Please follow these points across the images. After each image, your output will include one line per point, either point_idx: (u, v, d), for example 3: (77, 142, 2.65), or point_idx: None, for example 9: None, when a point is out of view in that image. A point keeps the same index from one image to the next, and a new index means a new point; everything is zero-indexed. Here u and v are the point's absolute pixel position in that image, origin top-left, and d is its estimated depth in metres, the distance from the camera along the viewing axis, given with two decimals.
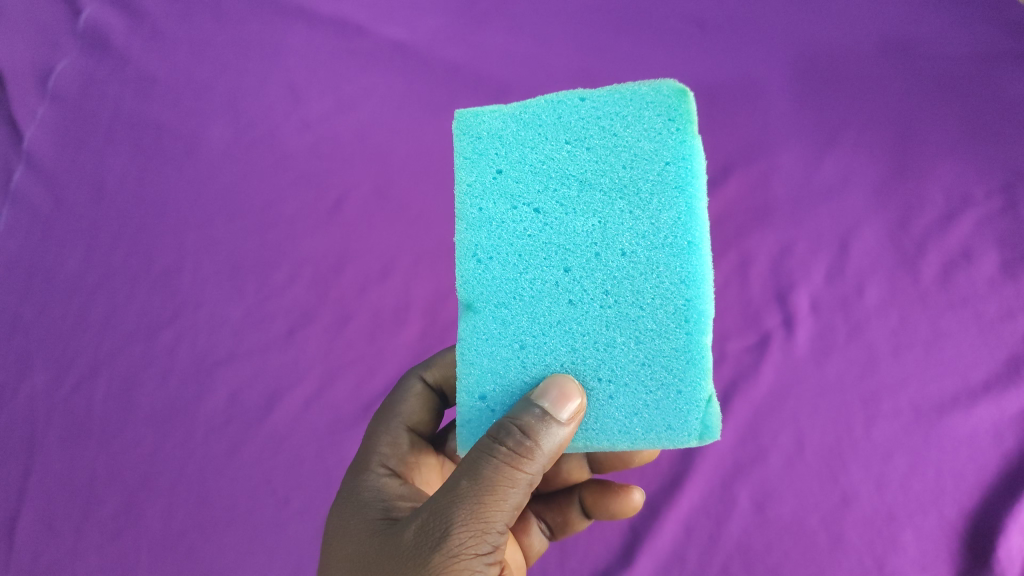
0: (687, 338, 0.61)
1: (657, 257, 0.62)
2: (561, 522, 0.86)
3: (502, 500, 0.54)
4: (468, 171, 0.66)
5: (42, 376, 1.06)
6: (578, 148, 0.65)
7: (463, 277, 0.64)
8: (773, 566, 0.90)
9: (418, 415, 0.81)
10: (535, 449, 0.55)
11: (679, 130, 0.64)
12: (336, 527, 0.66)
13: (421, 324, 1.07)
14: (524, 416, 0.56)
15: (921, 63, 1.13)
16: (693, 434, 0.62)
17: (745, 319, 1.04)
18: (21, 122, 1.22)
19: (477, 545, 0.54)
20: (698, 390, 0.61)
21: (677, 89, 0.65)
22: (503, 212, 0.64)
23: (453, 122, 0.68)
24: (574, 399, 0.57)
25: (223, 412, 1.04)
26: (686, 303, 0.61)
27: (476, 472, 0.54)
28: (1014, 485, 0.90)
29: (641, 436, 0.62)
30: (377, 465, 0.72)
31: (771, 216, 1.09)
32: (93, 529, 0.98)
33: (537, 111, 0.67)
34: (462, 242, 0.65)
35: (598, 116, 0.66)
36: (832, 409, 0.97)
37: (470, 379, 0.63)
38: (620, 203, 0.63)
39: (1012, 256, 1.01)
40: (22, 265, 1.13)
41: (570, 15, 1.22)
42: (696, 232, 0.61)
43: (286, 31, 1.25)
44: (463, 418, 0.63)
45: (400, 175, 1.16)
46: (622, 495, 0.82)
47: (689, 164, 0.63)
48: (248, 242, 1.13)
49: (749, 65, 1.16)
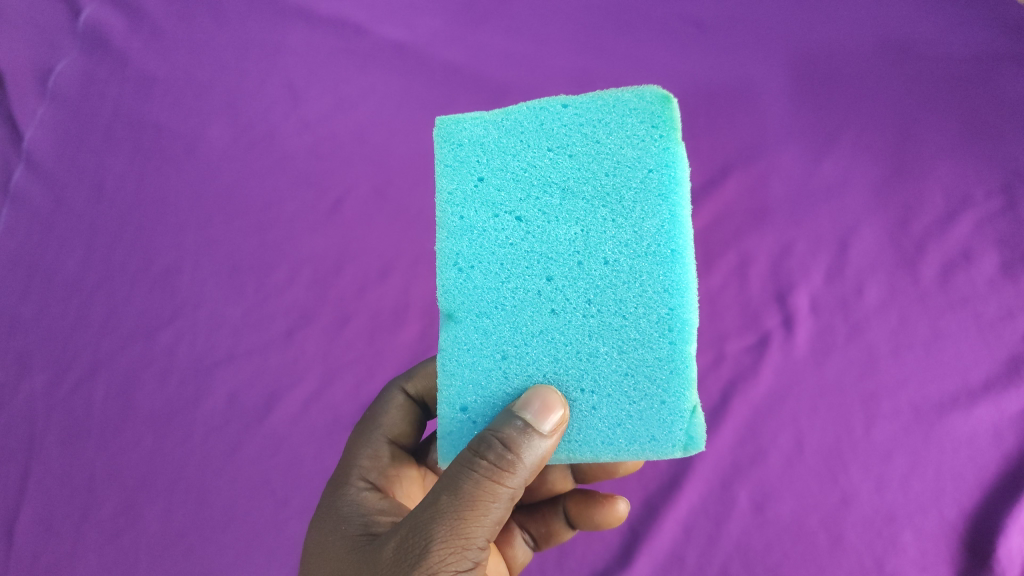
0: (671, 347, 0.61)
1: (641, 266, 0.62)
2: (545, 532, 0.86)
3: (483, 514, 0.54)
4: (449, 178, 0.66)
5: (42, 377, 1.06)
6: (560, 156, 0.65)
7: (444, 286, 0.64)
8: (773, 566, 0.90)
9: (398, 427, 0.81)
10: (516, 462, 0.55)
11: (663, 137, 0.64)
12: (316, 542, 0.66)
13: (420, 325, 1.08)
14: (506, 429, 0.56)
15: (920, 64, 1.13)
16: (677, 445, 0.62)
17: (744, 319, 1.04)
18: (21, 121, 1.22)
19: (458, 562, 0.53)
20: (682, 400, 0.61)
21: (660, 96, 0.65)
22: (484, 220, 0.64)
23: (435, 129, 0.68)
24: (556, 411, 0.57)
25: (223, 412, 1.04)
26: (670, 311, 0.61)
27: (456, 487, 0.54)
28: (1015, 485, 0.90)
29: (624, 447, 0.62)
30: (357, 479, 0.72)
31: (770, 216, 1.08)
32: (92, 530, 0.98)
33: (519, 118, 0.67)
34: (443, 250, 0.64)
35: (581, 123, 0.66)
36: (832, 409, 0.97)
37: (451, 391, 0.63)
38: (603, 210, 0.63)
39: (1012, 256, 1.01)
40: (22, 265, 1.13)
41: (570, 16, 1.22)
42: (679, 239, 0.62)
43: (285, 32, 1.25)
44: (444, 430, 0.63)
45: (399, 175, 1.16)
46: (606, 505, 0.82)
47: (672, 171, 0.63)
48: (247, 242, 1.13)
49: (748, 66, 1.16)
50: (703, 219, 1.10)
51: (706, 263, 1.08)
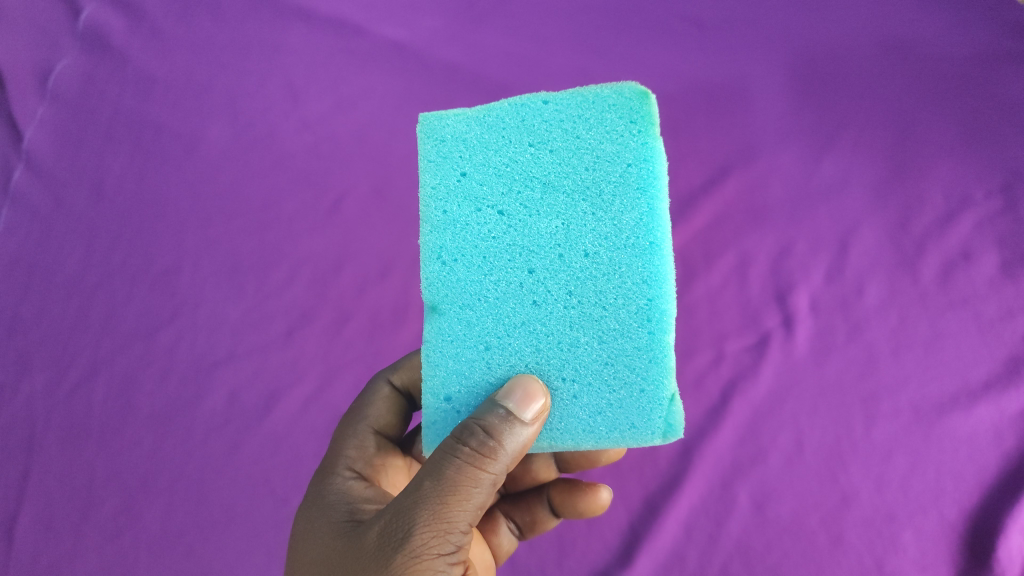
0: (650, 337, 0.61)
1: (620, 258, 0.62)
2: (530, 521, 0.86)
3: (465, 500, 0.54)
4: (432, 174, 0.66)
5: (42, 376, 1.06)
6: (541, 151, 0.65)
7: (428, 279, 0.64)
8: (773, 566, 0.90)
9: (385, 418, 0.81)
10: (498, 449, 0.55)
11: (641, 132, 0.64)
12: (302, 530, 0.66)
13: (419, 324, 1.07)
14: (488, 417, 0.56)
15: (919, 64, 1.13)
16: (656, 432, 0.62)
17: (744, 319, 1.04)
18: (21, 121, 1.22)
19: (440, 545, 0.53)
20: (661, 388, 0.61)
21: (639, 92, 0.65)
22: (467, 215, 0.64)
23: (418, 125, 0.68)
24: (538, 399, 0.58)
25: (223, 412, 1.04)
26: (649, 302, 0.61)
27: (439, 473, 0.54)
28: (1015, 485, 0.90)
29: (605, 435, 0.62)
30: (343, 469, 0.72)
31: (770, 215, 1.09)
32: (92, 530, 0.98)
33: (501, 114, 0.67)
34: (427, 244, 0.65)
35: (561, 120, 0.66)
36: (832, 409, 0.97)
37: (435, 381, 0.63)
38: (583, 204, 0.63)
39: (1012, 256, 1.01)
40: (21, 264, 1.13)
41: (570, 16, 1.22)
42: (658, 231, 0.62)
43: (285, 32, 1.25)
44: (428, 420, 0.63)
45: (399, 175, 1.16)
46: (589, 494, 0.82)
47: (651, 166, 0.63)
48: (248, 242, 1.13)
49: (747, 65, 1.16)
50: (703, 219, 1.10)
51: (706, 262, 1.08)
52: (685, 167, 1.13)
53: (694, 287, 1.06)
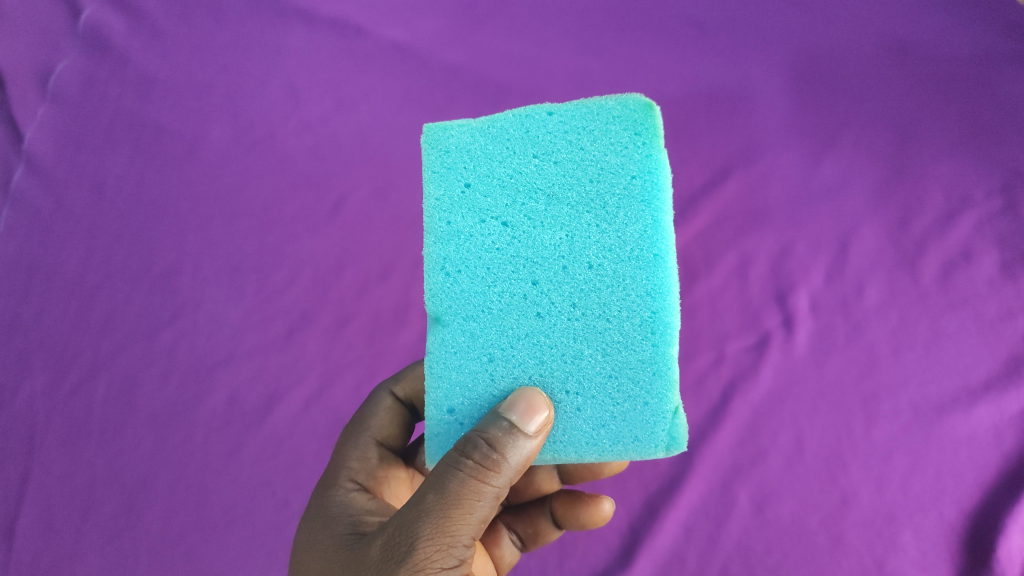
0: (655, 349, 0.61)
1: (624, 270, 0.62)
2: (532, 533, 0.86)
3: (469, 513, 0.54)
4: (436, 185, 0.66)
5: (42, 378, 1.06)
6: (546, 162, 0.65)
7: (431, 290, 0.64)
8: (773, 567, 0.90)
9: (387, 429, 0.81)
10: (501, 462, 0.55)
11: (646, 144, 0.64)
12: (304, 541, 0.66)
13: (420, 325, 1.08)
14: (491, 430, 0.56)
15: (920, 64, 1.13)
16: (660, 445, 0.62)
17: (744, 320, 1.04)
18: (21, 122, 1.23)
19: (443, 560, 0.53)
20: (665, 401, 0.61)
21: (644, 103, 0.65)
22: (471, 226, 0.64)
23: (422, 136, 0.68)
24: (541, 412, 0.58)
25: (223, 412, 1.04)
26: (653, 314, 0.61)
27: (441, 487, 0.55)
28: (1014, 485, 0.90)
29: (608, 447, 0.62)
30: (345, 480, 0.72)
31: (771, 216, 1.09)
32: (92, 531, 0.98)
33: (505, 125, 0.67)
34: (430, 255, 0.65)
35: (565, 131, 0.66)
36: (832, 409, 0.97)
37: (438, 393, 0.63)
38: (588, 216, 0.63)
39: (1012, 256, 1.01)
40: (21, 265, 1.13)
41: (570, 17, 1.22)
42: (662, 244, 0.62)
43: (286, 32, 1.25)
44: (432, 432, 0.63)
45: (400, 175, 1.16)
46: (591, 505, 0.82)
47: (655, 178, 0.63)
48: (248, 242, 1.13)
49: (747, 66, 1.16)
50: (703, 220, 1.10)
51: (706, 263, 1.08)
52: (686, 169, 1.13)
53: (694, 288, 1.06)
